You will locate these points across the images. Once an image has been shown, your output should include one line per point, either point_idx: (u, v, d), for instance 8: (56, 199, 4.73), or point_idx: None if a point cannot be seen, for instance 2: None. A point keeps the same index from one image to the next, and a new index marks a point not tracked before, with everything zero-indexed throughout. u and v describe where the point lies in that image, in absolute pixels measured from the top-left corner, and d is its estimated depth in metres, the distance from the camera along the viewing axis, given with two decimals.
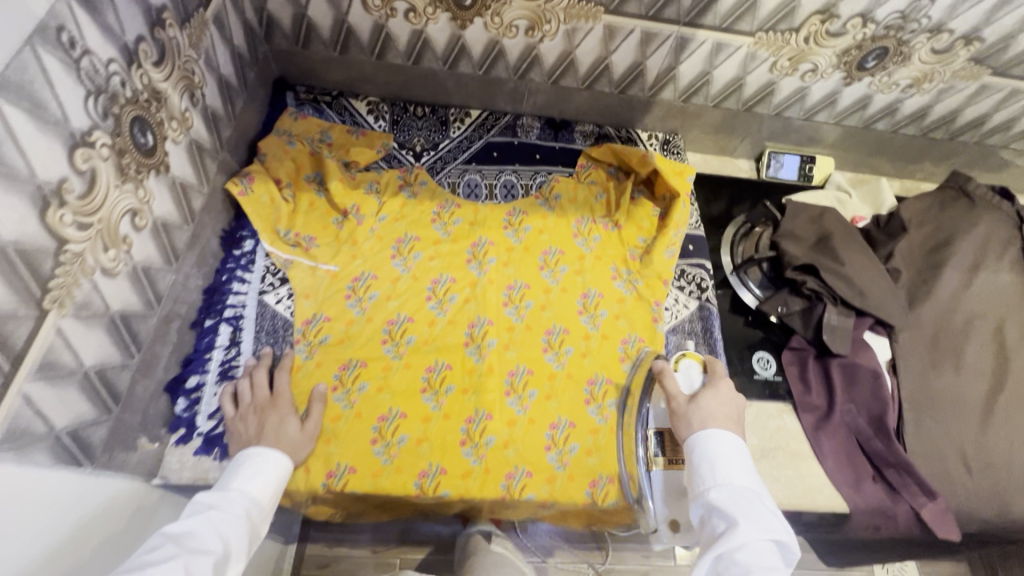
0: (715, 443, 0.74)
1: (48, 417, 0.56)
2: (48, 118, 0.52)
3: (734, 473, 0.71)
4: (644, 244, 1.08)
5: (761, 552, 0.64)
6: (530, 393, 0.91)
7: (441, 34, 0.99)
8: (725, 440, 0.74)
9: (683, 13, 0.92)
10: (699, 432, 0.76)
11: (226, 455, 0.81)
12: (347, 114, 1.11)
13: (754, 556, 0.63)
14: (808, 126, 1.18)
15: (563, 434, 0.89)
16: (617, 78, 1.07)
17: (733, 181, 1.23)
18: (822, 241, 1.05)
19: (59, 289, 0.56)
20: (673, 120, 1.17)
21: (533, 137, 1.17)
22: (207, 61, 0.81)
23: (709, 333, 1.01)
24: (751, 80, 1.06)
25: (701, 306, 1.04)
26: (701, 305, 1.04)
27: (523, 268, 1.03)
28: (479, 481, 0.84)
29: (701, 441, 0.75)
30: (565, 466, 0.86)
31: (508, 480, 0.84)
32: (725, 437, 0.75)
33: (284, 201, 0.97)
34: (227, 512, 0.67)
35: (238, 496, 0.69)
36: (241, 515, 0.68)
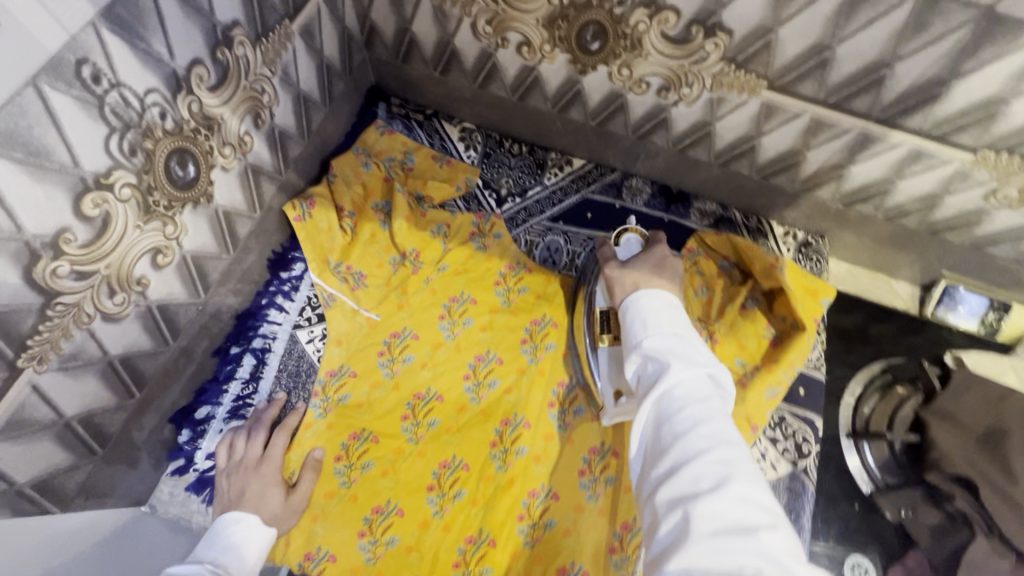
0: (650, 301, 0.57)
1: (9, 475, 0.52)
2: (51, 165, 0.45)
3: (666, 319, 0.54)
4: (741, 371, 0.86)
5: (699, 381, 0.48)
6: (547, 524, 0.75)
7: (556, 75, 0.82)
8: (661, 298, 0.58)
9: (878, 108, 0.68)
10: (631, 295, 0.60)
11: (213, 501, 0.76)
12: (437, 137, 1.00)
13: (695, 389, 0.47)
14: (1015, 269, 0.87)
15: None
16: (761, 162, 0.84)
17: (878, 312, 0.96)
18: (990, 437, 0.75)
19: (40, 346, 0.50)
20: (823, 221, 0.92)
21: (639, 204, 0.98)
22: (284, 77, 0.73)
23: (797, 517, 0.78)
24: (951, 202, 0.78)
25: (794, 475, 0.81)
26: (794, 475, 0.81)
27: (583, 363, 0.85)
28: None
29: (632, 302, 0.58)
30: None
31: None
32: (661, 296, 0.58)
33: (341, 232, 0.89)
34: None
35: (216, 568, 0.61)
36: None
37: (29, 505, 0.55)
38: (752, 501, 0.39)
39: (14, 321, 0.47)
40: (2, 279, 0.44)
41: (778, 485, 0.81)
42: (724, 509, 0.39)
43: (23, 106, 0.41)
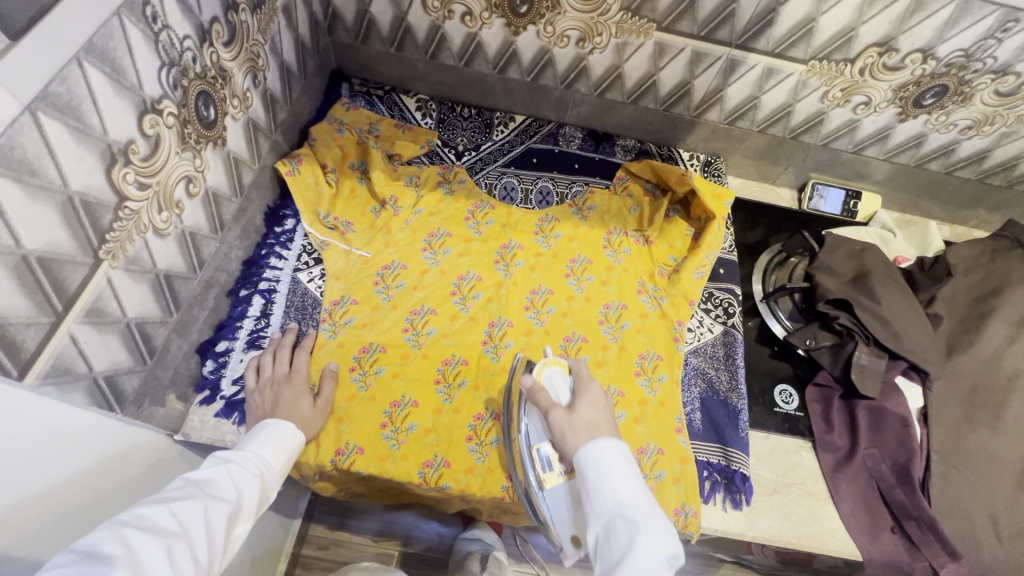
0: (607, 453, 0.65)
1: (91, 360, 0.60)
2: (125, 83, 0.57)
3: (623, 483, 0.62)
4: (673, 263, 1.07)
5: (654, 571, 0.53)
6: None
7: (495, 38, 1.01)
8: (615, 448, 0.65)
9: (736, 35, 0.92)
10: (586, 446, 0.67)
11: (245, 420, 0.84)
12: (396, 109, 1.15)
13: None
14: (856, 160, 1.15)
15: None
16: (663, 96, 1.07)
17: (770, 213, 1.21)
18: (858, 279, 1.01)
19: (115, 242, 0.60)
20: (716, 142, 1.17)
21: (574, 147, 1.18)
22: (272, 47, 0.86)
23: (731, 359, 0.99)
24: (800, 108, 1.04)
25: (727, 332, 1.02)
26: (726, 331, 1.02)
27: (549, 274, 1.04)
28: (481, 478, 0.85)
29: (591, 455, 0.65)
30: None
31: (509, 481, 0.85)
32: (610, 443, 0.66)
33: (327, 185, 1.02)
34: (243, 468, 0.68)
35: (254, 457, 0.70)
36: (254, 474, 0.69)
37: (101, 397, 0.63)
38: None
39: (99, 213, 0.57)
40: (93, 171, 0.55)
41: (715, 341, 1.01)
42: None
43: (109, 30, 0.53)
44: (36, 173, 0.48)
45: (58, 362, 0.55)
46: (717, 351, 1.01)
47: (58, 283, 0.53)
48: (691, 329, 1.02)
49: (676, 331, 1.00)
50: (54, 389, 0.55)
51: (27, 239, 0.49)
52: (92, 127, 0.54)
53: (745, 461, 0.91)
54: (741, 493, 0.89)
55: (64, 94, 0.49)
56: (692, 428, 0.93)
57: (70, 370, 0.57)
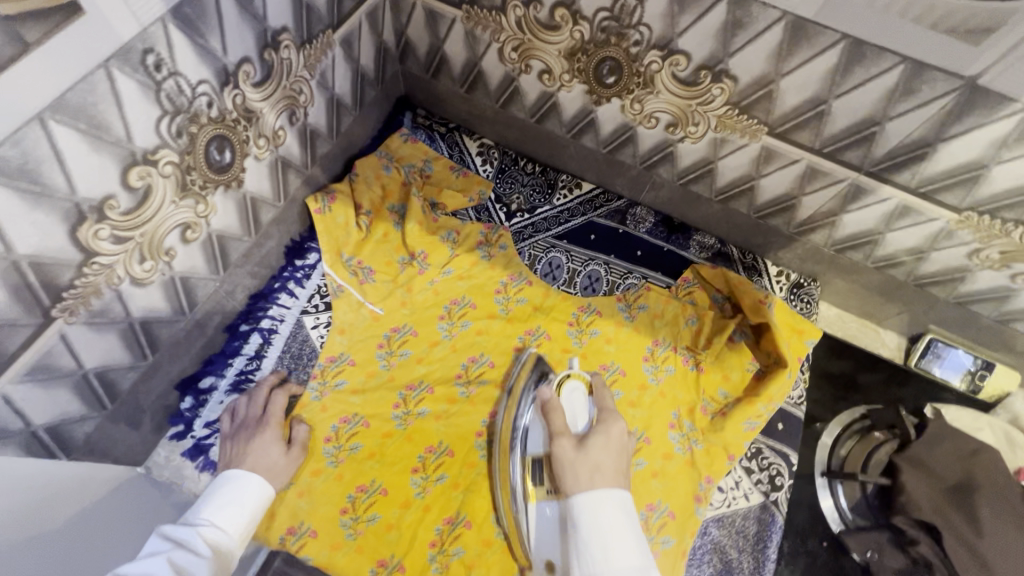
0: (603, 511, 0.55)
1: (28, 416, 0.56)
2: (107, 138, 0.50)
3: (619, 551, 0.52)
4: (722, 401, 0.90)
5: None
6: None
7: (572, 103, 0.87)
8: (614, 503, 0.56)
9: (870, 161, 0.72)
10: (583, 493, 0.57)
11: (207, 468, 0.80)
12: (456, 149, 1.06)
13: None
14: (1000, 329, 0.90)
15: None
16: (759, 203, 0.88)
17: (867, 357, 0.99)
18: (961, 489, 0.78)
19: (74, 299, 0.55)
20: (815, 265, 0.96)
21: (641, 232, 1.02)
22: (321, 81, 0.78)
23: (761, 545, 0.82)
24: (937, 257, 0.81)
25: (765, 506, 0.84)
26: (765, 506, 0.84)
27: None
28: None
29: (581, 509, 0.56)
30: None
31: None
32: (610, 499, 0.56)
33: (357, 228, 0.95)
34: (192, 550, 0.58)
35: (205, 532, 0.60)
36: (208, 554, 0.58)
37: (40, 446, 0.59)
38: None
39: (56, 273, 0.51)
40: (51, 232, 0.49)
41: (748, 514, 0.84)
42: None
43: (91, 84, 0.47)
44: None
45: None
46: (745, 527, 0.83)
47: None
48: (722, 490, 0.85)
49: (701, 489, 0.83)
50: None
51: None
52: (55, 187, 0.48)
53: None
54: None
55: (17, 158, 0.44)
56: None
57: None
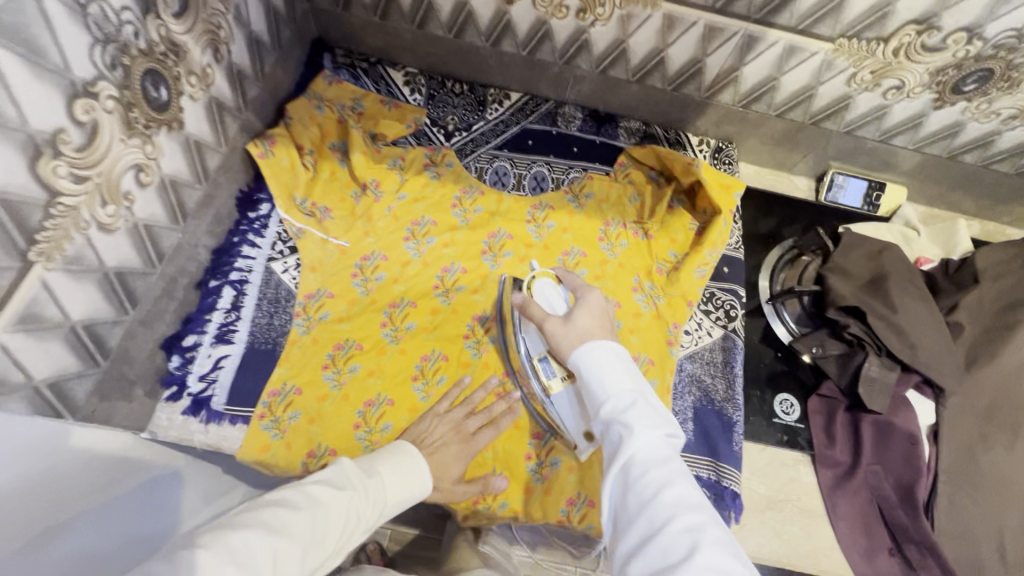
0: (598, 352, 0.63)
1: (28, 368, 0.56)
2: (46, 65, 0.50)
3: (613, 378, 0.60)
4: (674, 260, 1.00)
5: (657, 447, 0.53)
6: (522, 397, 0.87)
7: (486, 8, 0.92)
8: (604, 346, 0.63)
9: (755, 8, 0.82)
10: (580, 347, 0.65)
11: (213, 419, 0.79)
12: (383, 83, 1.07)
13: (656, 455, 0.53)
14: (883, 149, 1.05)
15: (546, 445, 0.85)
16: (671, 74, 0.97)
17: (786, 202, 1.12)
18: (876, 281, 0.93)
19: (47, 242, 0.55)
20: (729, 127, 1.07)
21: (573, 129, 1.09)
22: (237, 16, 0.78)
23: (730, 367, 0.93)
24: (824, 91, 0.94)
25: (726, 336, 0.96)
26: (726, 336, 0.95)
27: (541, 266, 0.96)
28: None
29: (584, 355, 0.63)
30: (543, 479, 0.83)
31: None
32: (602, 346, 0.63)
33: (303, 168, 0.95)
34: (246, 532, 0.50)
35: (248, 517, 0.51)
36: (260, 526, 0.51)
37: (45, 403, 0.60)
38: (718, 567, 0.45)
39: (25, 212, 0.51)
40: (12, 166, 0.49)
41: (713, 346, 0.95)
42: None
43: (21, 4, 0.47)
44: None
45: None
46: (715, 357, 0.94)
47: None
48: (689, 332, 0.95)
49: (670, 334, 0.93)
50: None
51: None
52: (8, 117, 0.48)
53: (738, 476, 0.85)
54: (729, 510, 0.83)
55: None
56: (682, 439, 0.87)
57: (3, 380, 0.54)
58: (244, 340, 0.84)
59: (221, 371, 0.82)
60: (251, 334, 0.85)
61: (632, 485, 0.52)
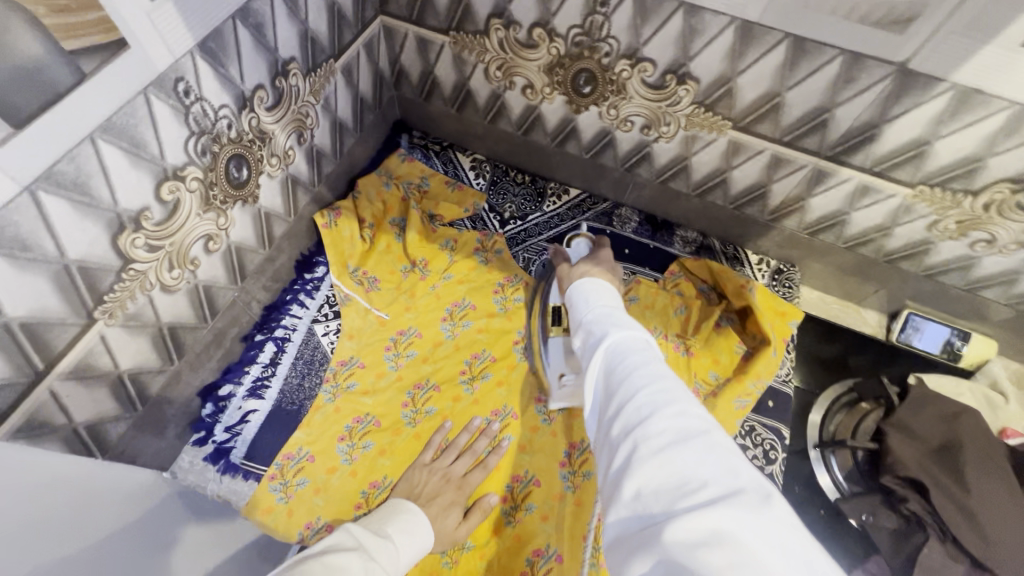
0: (590, 286, 0.66)
1: (71, 412, 0.61)
2: (144, 155, 0.57)
3: (602, 301, 0.62)
4: (714, 382, 0.94)
5: (637, 337, 0.51)
6: (528, 507, 0.84)
7: (554, 113, 0.95)
8: (594, 284, 0.67)
9: (827, 146, 0.79)
10: (575, 284, 0.70)
11: (227, 470, 0.82)
12: (451, 166, 1.13)
13: (635, 340, 0.51)
14: (969, 298, 0.95)
15: (544, 565, 0.79)
16: (733, 194, 0.95)
17: (850, 334, 1.05)
18: (946, 450, 0.82)
19: (113, 302, 0.61)
20: (792, 251, 1.02)
21: (628, 231, 1.08)
22: (325, 105, 0.86)
23: None
24: (901, 232, 0.88)
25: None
26: None
27: None
28: None
29: (578, 288, 0.67)
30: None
31: None
32: (596, 283, 0.68)
33: (361, 240, 1.01)
34: None
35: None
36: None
37: (80, 444, 0.64)
38: (688, 418, 0.41)
39: (99, 278, 0.58)
40: (97, 240, 0.56)
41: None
42: (664, 426, 0.40)
43: (132, 108, 0.54)
44: (28, 248, 0.49)
45: (31, 419, 0.56)
46: None
47: (41, 345, 0.54)
48: None
49: None
50: (23, 442, 0.56)
51: (10, 307, 0.50)
52: (101, 199, 0.54)
53: None
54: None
55: (71, 172, 0.50)
56: None
57: (46, 423, 0.58)
58: (273, 397, 0.88)
59: (246, 425, 0.85)
60: (280, 393, 0.88)
61: (612, 361, 0.49)
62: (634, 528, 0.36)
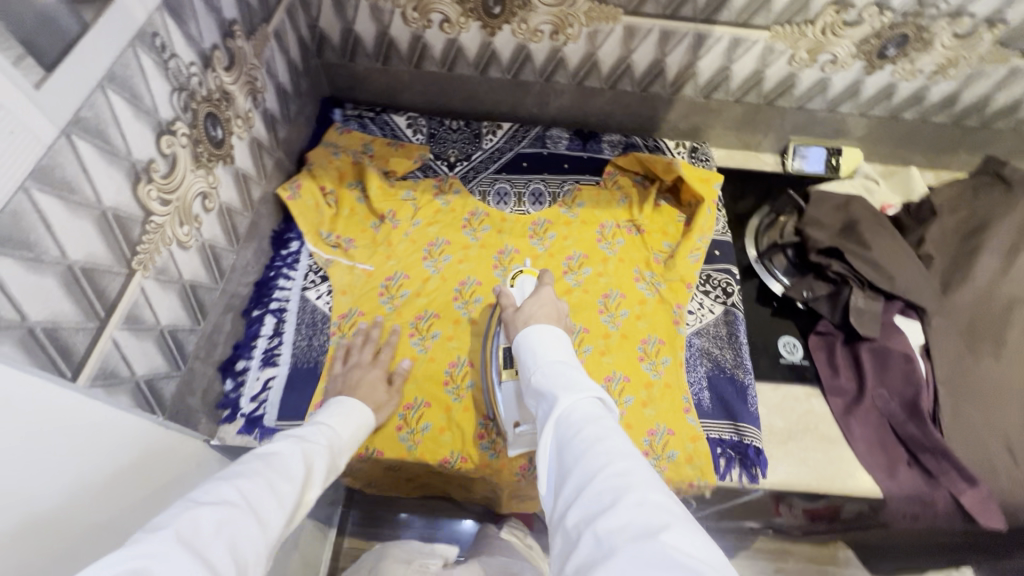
0: (540, 335, 0.75)
1: (132, 364, 0.65)
2: (143, 108, 0.63)
3: (551, 353, 0.71)
4: (668, 249, 1.10)
5: (587, 404, 0.59)
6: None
7: (473, 41, 1.07)
8: (547, 332, 0.76)
9: (699, 10, 0.98)
10: (523, 331, 0.79)
11: (266, 435, 0.86)
12: (388, 128, 1.20)
13: (587, 409, 0.58)
14: (833, 117, 1.19)
15: None
16: (638, 77, 1.12)
17: (757, 177, 1.25)
18: (848, 228, 1.05)
19: (145, 253, 0.65)
20: (695, 117, 1.21)
21: (562, 148, 1.21)
22: (267, 70, 0.92)
23: (734, 338, 1.00)
24: (771, 73, 1.09)
25: (727, 312, 1.04)
26: (727, 310, 1.04)
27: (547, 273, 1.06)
28: (497, 471, 0.89)
29: (527, 337, 0.76)
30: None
31: (522, 471, 0.89)
32: (547, 330, 0.76)
33: (327, 206, 1.08)
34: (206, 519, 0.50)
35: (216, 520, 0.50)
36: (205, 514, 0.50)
37: (143, 399, 0.68)
38: (648, 508, 0.46)
39: (130, 227, 0.62)
40: (122, 189, 0.60)
41: (717, 322, 1.03)
42: (626, 520, 0.45)
43: (126, 60, 0.59)
44: (74, 191, 0.54)
45: (104, 366, 0.60)
46: (720, 331, 1.02)
47: (100, 291, 0.59)
48: (692, 312, 1.03)
49: (676, 314, 1.01)
50: (102, 389, 0.60)
51: (70, 249, 0.54)
52: (118, 148, 0.59)
53: (758, 434, 0.91)
54: (756, 466, 0.89)
55: (92, 118, 0.55)
56: (700, 408, 0.94)
57: (115, 373, 0.62)
58: (288, 361, 0.93)
59: (270, 391, 0.90)
60: (293, 355, 0.94)
61: (564, 436, 0.56)
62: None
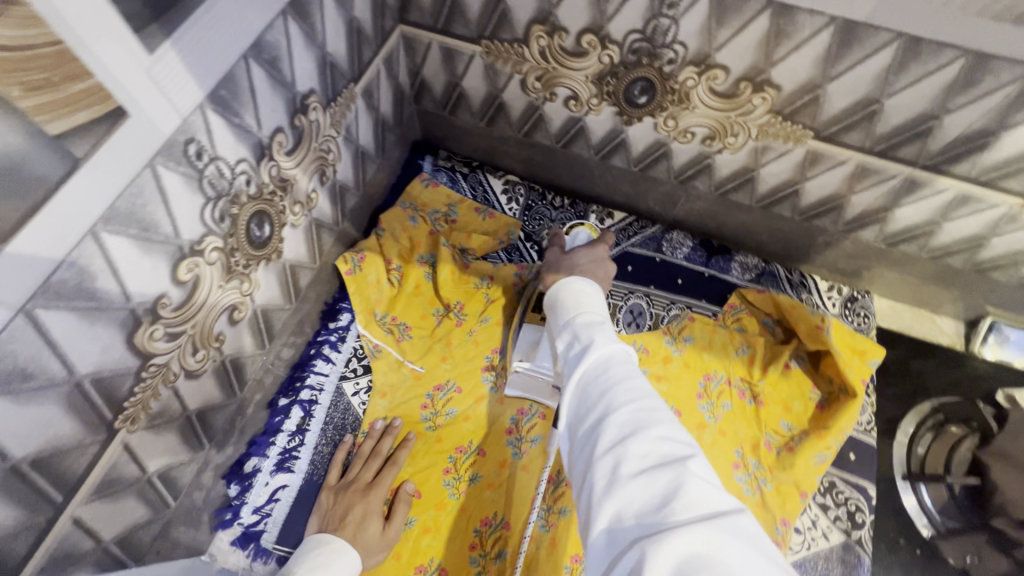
0: (575, 285, 0.57)
1: (99, 534, 0.53)
2: (157, 237, 0.48)
3: (590, 302, 0.54)
4: (787, 433, 0.85)
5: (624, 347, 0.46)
6: None
7: (601, 126, 0.85)
8: (580, 284, 0.58)
9: (925, 156, 0.69)
10: (556, 284, 0.60)
11: (258, 556, 0.74)
12: (480, 189, 1.02)
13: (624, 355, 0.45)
14: None
15: None
16: (803, 206, 0.85)
17: (927, 354, 0.95)
18: None
19: (134, 406, 0.52)
20: (864, 262, 0.93)
21: (680, 257, 0.99)
22: (347, 135, 0.76)
23: None
24: (998, 242, 0.79)
25: (847, 546, 0.78)
26: (847, 546, 0.78)
27: None
28: None
29: (556, 290, 0.58)
30: None
31: None
32: (581, 282, 0.58)
33: (388, 284, 0.92)
34: None
35: None
36: None
37: (112, 560, 0.56)
38: (675, 437, 0.38)
39: (115, 385, 0.49)
40: (110, 346, 0.47)
41: (831, 554, 0.78)
42: (650, 446, 0.36)
43: (140, 185, 0.44)
44: (29, 378, 0.40)
45: (57, 553, 0.48)
46: (831, 571, 0.77)
47: (59, 475, 0.46)
48: (800, 530, 0.79)
49: (779, 533, 0.77)
50: None
51: (15, 448, 0.41)
52: (110, 299, 0.45)
53: None
54: None
55: (72, 280, 0.41)
56: None
57: (73, 551, 0.51)
58: (303, 470, 0.80)
59: (276, 504, 0.77)
60: (311, 464, 0.80)
61: (589, 377, 0.44)
62: (604, 551, 0.34)
